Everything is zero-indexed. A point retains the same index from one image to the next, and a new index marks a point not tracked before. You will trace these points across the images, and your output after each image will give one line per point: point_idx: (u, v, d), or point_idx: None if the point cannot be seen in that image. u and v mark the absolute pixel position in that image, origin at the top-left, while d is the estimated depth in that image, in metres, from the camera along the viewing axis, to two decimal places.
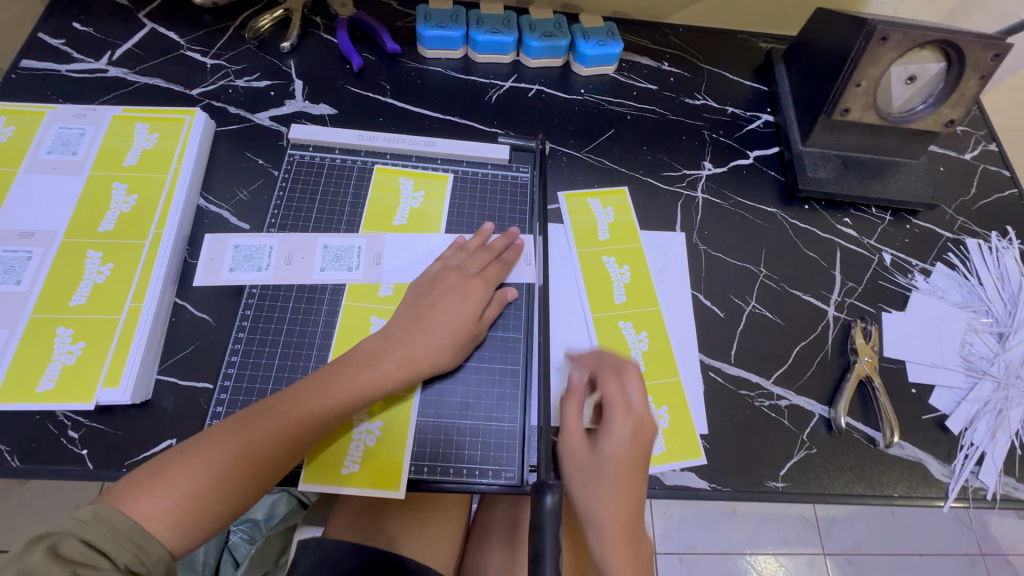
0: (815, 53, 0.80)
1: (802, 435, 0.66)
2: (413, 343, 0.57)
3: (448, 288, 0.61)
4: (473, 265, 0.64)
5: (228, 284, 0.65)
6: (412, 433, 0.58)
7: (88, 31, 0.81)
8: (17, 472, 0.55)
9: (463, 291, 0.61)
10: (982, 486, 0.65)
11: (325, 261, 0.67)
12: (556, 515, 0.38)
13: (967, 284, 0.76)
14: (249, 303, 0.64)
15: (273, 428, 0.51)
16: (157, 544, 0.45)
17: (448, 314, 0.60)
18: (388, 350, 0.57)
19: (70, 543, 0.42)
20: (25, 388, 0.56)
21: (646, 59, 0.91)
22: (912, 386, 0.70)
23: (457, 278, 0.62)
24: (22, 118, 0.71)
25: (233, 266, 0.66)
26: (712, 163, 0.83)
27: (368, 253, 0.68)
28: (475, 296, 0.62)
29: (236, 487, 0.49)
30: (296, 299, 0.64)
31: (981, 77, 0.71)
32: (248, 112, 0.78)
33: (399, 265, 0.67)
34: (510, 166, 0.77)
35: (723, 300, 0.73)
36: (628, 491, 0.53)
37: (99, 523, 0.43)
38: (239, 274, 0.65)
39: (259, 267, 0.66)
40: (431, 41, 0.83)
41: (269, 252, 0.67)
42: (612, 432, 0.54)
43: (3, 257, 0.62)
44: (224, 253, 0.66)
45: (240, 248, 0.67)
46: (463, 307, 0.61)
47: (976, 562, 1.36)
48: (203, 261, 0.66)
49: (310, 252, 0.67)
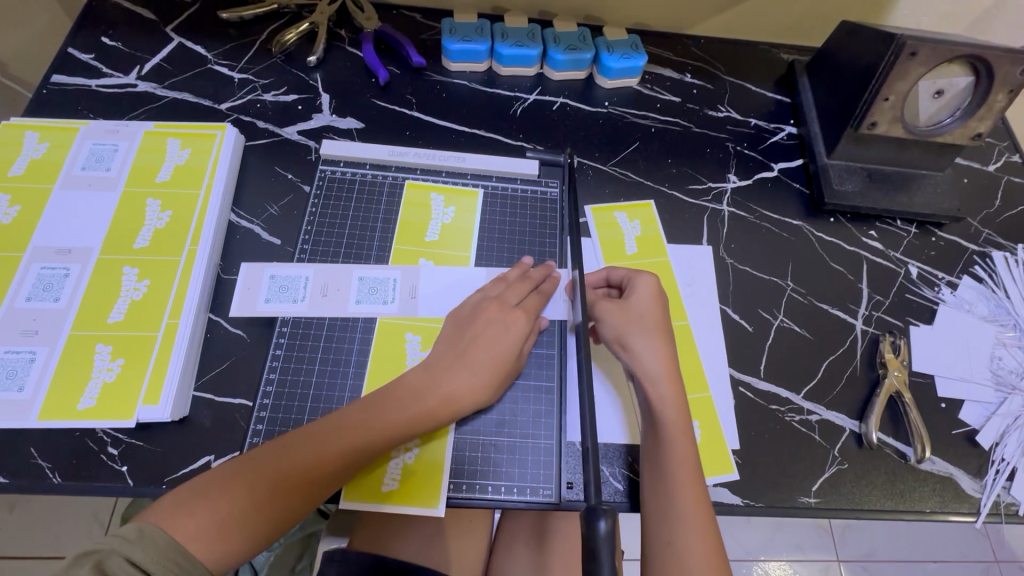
0: (840, 66, 0.81)
1: (834, 450, 0.66)
2: (456, 378, 0.58)
3: (489, 321, 0.61)
4: (513, 296, 0.64)
5: (263, 315, 0.65)
6: (450, 454, 0.59)
7: (116, 46, 0.82)
8: (58, 489, 0.56)
9: (505, 322, 0.61)
10: (1014, 501, 0.65)
11: (361, 294, 0.66)
12: (610, 541, 0.38)
13: (995, 298, 0.77)
14: (283, 330, 0.64)
15: (315, 452, 0.52)
16: (199, 565, 0.46)
17: (491, 349, 0.59)
18: (432, 381, 0.57)
19: (116, 561, 0.42)
20: (67, 406, 0.57)
21: (669, 70, 0.91)
22: (942, 401, 0.70)
23: (497, 309, 0.62)
24: (56, 134, 0.72)
25: (269, 297, 0.65)
26: (737, 175, 0.83)
27: (403, 287, 0.67)
28: (516, 328, 0.61)
29: (274, 509, 0.50)
30: (331, 331, 0.64)
31: (1009, 91, 0.72)
32: (277, 126, 0.78)
33: (435, 297, 0.67)
34: (539, 181, 0.77)
35: (751, 314, 0.73)
36: (661, 334, 0.63)
37: (144, 542, 0.44)
38: (275, 305, 0.65)
39: (294, 299, 0.65)
40: (456, 55, 0.84)
41: (305, 283, 0.66)
42: (638, 290, 0.65)
43: (41, 275, 0.62)
44: (260, 284, 0.66)
45: (275, 279, 0.66)
46: (506, 339, 0.60)
47: (991, 568, 1.36)
48: (239, 292, 0.66)
49: (346, 284, 0.67)
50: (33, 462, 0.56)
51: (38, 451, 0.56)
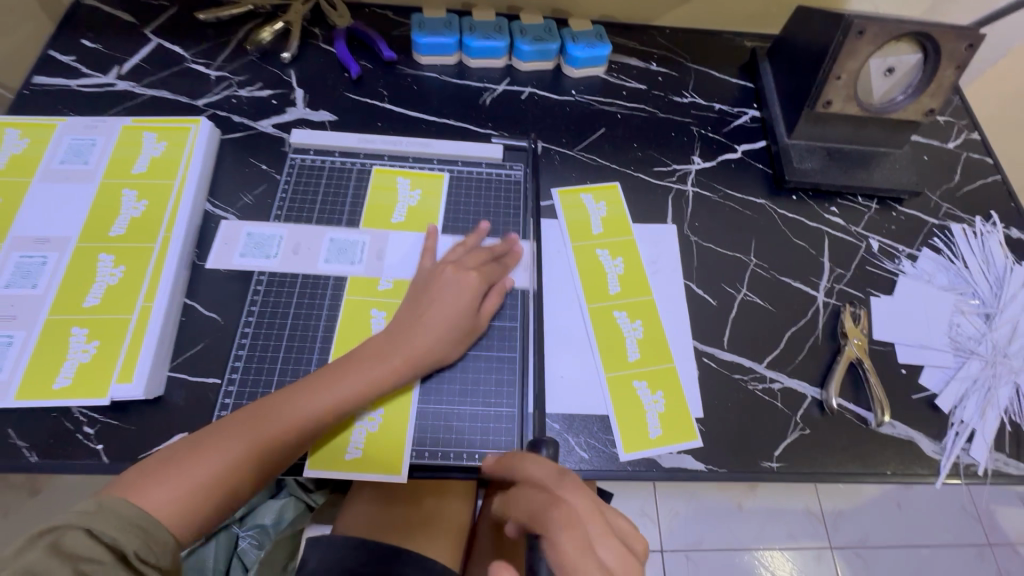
0: (797, 49, 0.83)
1: (795, 417, 0.67)
2: (414, 340, 0.61)
3: (442, 283, 0.65)
4: (470, 262, 0.67)
5: (239, 268, 0.68)
6: (413, 421, 0.61)
7: (96, 48, 0.85)
8: (36, 468, 0.57)
9: (458, 285, 0.64)
10: (974, 462, 0.67)
11: (330, 254, 0.70)
12: None
13: (954, 268, 0.79)
14: (261, 279, 0.68)
15: (290, 418, 0.54)
16: (163, 528, 0.46)
17: (445, 315, 0.63)
18: (398, 350, 0.60)
19: (72, 536, 0.42)
20: (44, 386, 0.59)
21: (634, 60, 0.94)
22: (902, 366, 0.72)
23: (453, 271, 0.65)
24: (36, 131, 0.74)
25: (244, 252, 0.69)
26: (701, 158, 0.85)
27: (371, 248, 0.71)
28: (469, 290, 0.64)
29: (243, 478, 0.51)
30: (300, 286, 0.68)
31: (957, 67, 0.74)
32: (252, 120, 0.81)
33: (400, 261, 0.70)
34: (504, 165, 0.80)
35: (715, 288, 0.75)
36: None
37: (104, 513, 0.44)
38: (249, 259, 0.69)
39: (267, 255, 0.69)
40: (425, 48, 0.86)
41: (278, 241, 0.70)
42: None
43: (20, 263, 0.65)
44: (237, 239, 0.70)
45: (252, 235, 0.70)
46: (458, 300, 0.64)
47: (984, 553, 1.36)
48: (217, 246, 0.69)
49: (318, 244, 0.70)
50: (11, 442, 0.57)
51: (17, 432, 0.58)
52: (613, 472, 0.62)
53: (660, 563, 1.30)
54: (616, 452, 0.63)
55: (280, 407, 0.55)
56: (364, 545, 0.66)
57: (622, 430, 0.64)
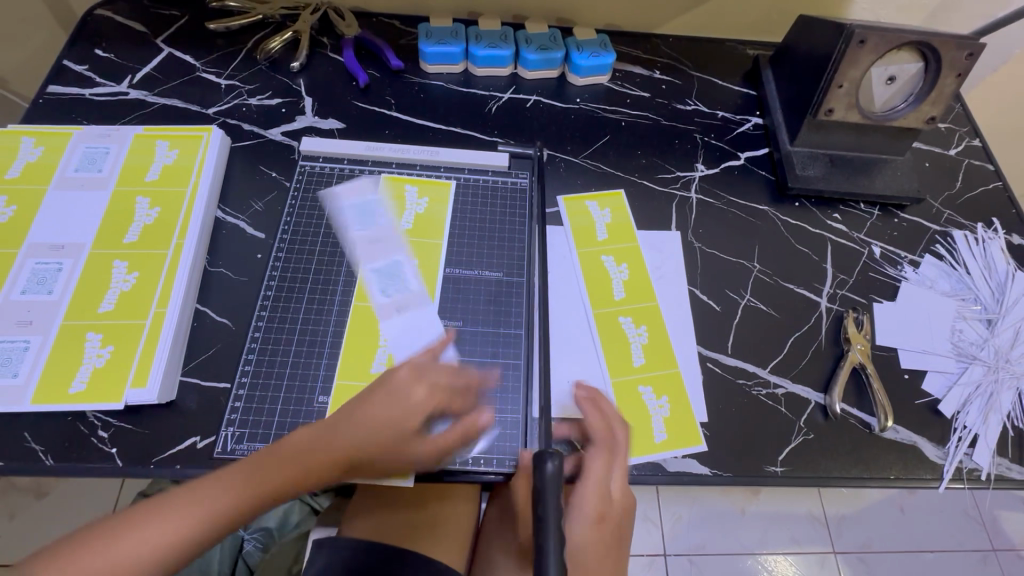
0: (800, 57, 0.84)
1: (799, 421, 0.68)
2: (341, 442, 0.55)
3: (395, 388, 0.58)
4: (434, 376, 0.60)
5: (331, 207, 0.75)
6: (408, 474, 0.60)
7: (109, 57, 0.86)
8: (51, 471, 0.58)
9: (405, 394, 0.57)
10: (977, 467, 0.67)
11: (383, 272, 0.71)
12: (556, 479, 0.47)
13: (956, 274, 0.79)
14: (270, 284, 0.69)
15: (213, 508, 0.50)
16: None
17: (391, 430, 0.56)
18: (337, 455, 0.54)
19: None
20: (60, 390, 0.60)
21: (638, 68, 0.95)
22: (905, 372, 0.72)
23: (406, 380, 0.58)
24: (51, 139, 0.75)
25: (354, 206, 0.75)
26: (704, 165, 0.86)
27: (399, 300, 0.69)
28: (416, 403, 0.57)
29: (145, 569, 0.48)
30: (309, 292, 0.69)
31: (957, 75, 0.75)
32: (262, 128, 0.82)
33: (394, 332, 0.67)
34: (510, 172, 0.81)
35: (719, 294, 0.76)
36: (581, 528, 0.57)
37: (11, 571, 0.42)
38: (351, 218, 0.75)
39: (362, 228, 0.74)
40: (433, 57, 0.88)
41: (382, 228, 0.74)
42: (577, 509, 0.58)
43: (36, 269, 0.66)
44: (360, 195, 0.76)
45: (371, 205, 0.76)
46: (403, 413, 0.57)
47: (989, 558, 1.36)
48: (347, 185, 0.77)
49: (381, 256, 0.72)
50: (27, 446, 0.58)
51: (32, 435, 0.59)
52: None
53: (663, 568, 1.30)
54: None
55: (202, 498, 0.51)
56: (373, 548, 0.67)
57: (627, 434, 0.65)
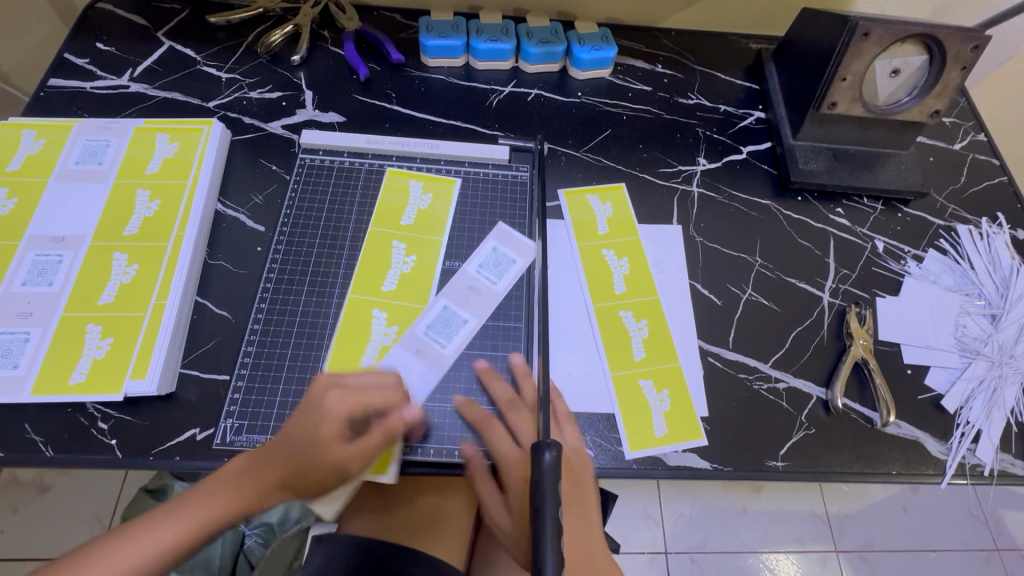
0: (803, 51, 0.83)
1: (800, 416, 0.68)
2: (269, 463, 0.55)
3: (311, 397, 0.57)
4: (351, 377, 0.59)
5: (480, 247, 0.73)
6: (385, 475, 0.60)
7: (110, 50, 0.86)
8: (50, 462, 0.58)
9: (320, 409, 0.56)
10: (980, 463, 0.67)
11: (441, 323, 0.67)
12: (554, 469, 0.47)
13: (960, 269, 0.79)
14: (270, 277, 0.69)
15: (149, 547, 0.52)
16: None
17: (306, 443, 0.55)
18: (259, 474, 0.55)
19: None
20: (60, 382, 0.60)
21: (640, 61, 0.94)
22: (908, 367, 0.72)
23: (320, 391, 0.57)
24: (52, 132, 0.75)
25: (491, 253, 0.73)
26: (706, 159, 0.86)
27: (420, 348, 0.66)
28: (332, 413, 0.56)
29: None
30: (309, 285, 0.69)
31: (962, 68, 0.74)
32: (263, 122, 0.82)
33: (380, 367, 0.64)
34: (510, 166, 0.81)
35: (720, 289, 0.75)
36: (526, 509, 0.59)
37: None
38: (478, 261, 0.72)
39: (487, 279, 0.71)
40: (434, 50, 0.87)
41: (487, 281, 0.71)
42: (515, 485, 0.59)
43: (36, 261, 0.66)
44: (500, 243, 0.74)
45: (503, 260, 0.73)
46: (322, 426, 0.55)
47: (992, 557, 1.36)
48: (515, 240, 0.74)
49: (462, 311, 0.69)
50: (27, 437, 0.58)
51: (32, 426, 0.59)
52: (619, 470, 0.63)
53: (664, 565, 1.30)
54: (622, 450, 0.64)
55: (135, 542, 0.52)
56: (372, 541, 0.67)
57: (627, 428, 0.65)
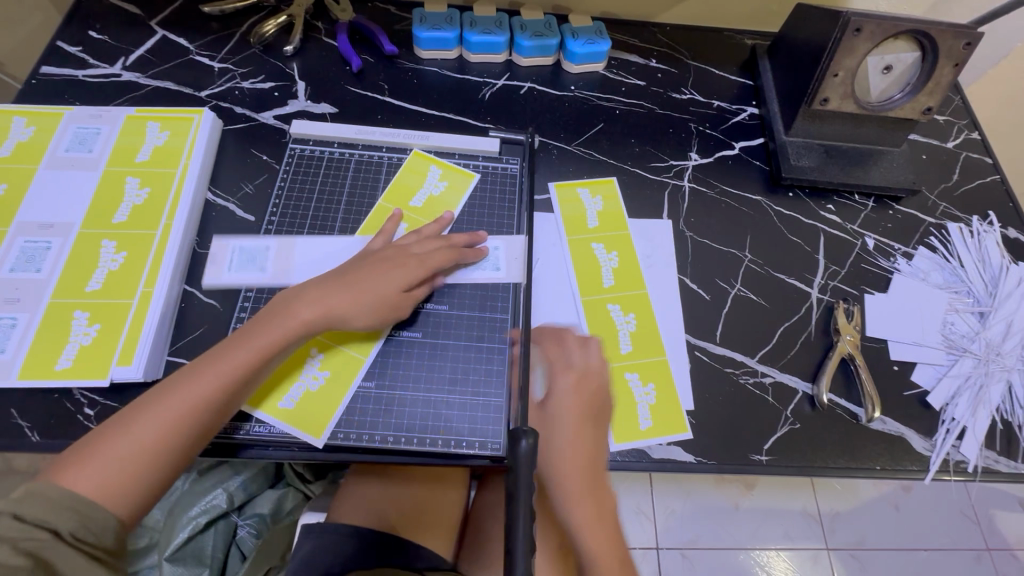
0: (796, 46, 0.83)
1: (786, 411, 0.68)
2: (338, 302, 0.61)
3: (381, 255, 0.66)
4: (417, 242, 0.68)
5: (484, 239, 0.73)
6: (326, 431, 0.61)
7: (103, 38, 0.86)
8: (36, 447, 0.59)
9: (389, 264, 0.65)
10: (964, 459, 0.67)
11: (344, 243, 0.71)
12: (530, 456, 0.47)
13: (949, 266, 0.79)
14: None
15: (214, 380, 0.55)
16: (98, 509, 0.47)
17: (377, 277, 0.63)
18: (350, 290, 0.62)
19: (1, 522, 0.43)
20: (45, 367, 0.60)
21: (634, 56, 0.94)
22: (894, 363, 0.72)
23: (392, 252, 0.66)
24: (43, 119, 0.75)
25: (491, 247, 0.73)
26: (698, 154, 0.86)
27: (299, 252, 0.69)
28: (399, 266, 0.65)
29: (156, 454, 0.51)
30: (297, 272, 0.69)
31: (955, 65, 0.74)
32: (254, 112, 0.82)
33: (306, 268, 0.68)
34: (501, 158, 0.81)
35: (708, 283, 0.75)
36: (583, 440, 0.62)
37: (34, 497, 0.45)
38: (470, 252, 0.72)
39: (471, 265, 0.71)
40: (427, 42, 0.87)
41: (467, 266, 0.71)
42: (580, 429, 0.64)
43: (25, 247, 0.66)
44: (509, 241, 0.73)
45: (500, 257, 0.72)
46: (390, 274, 0.64)
47: (983, 557, 1.36)
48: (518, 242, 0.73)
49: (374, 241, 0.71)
50: (14, 422, 0.59)
51: (19, 411, 0.59)
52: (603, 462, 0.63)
53: (656, 561, 1.31)
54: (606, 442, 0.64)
55: (197, 379, 0.54)
56: (357, 531, 0.67)
57: (612, 421, 0.65)
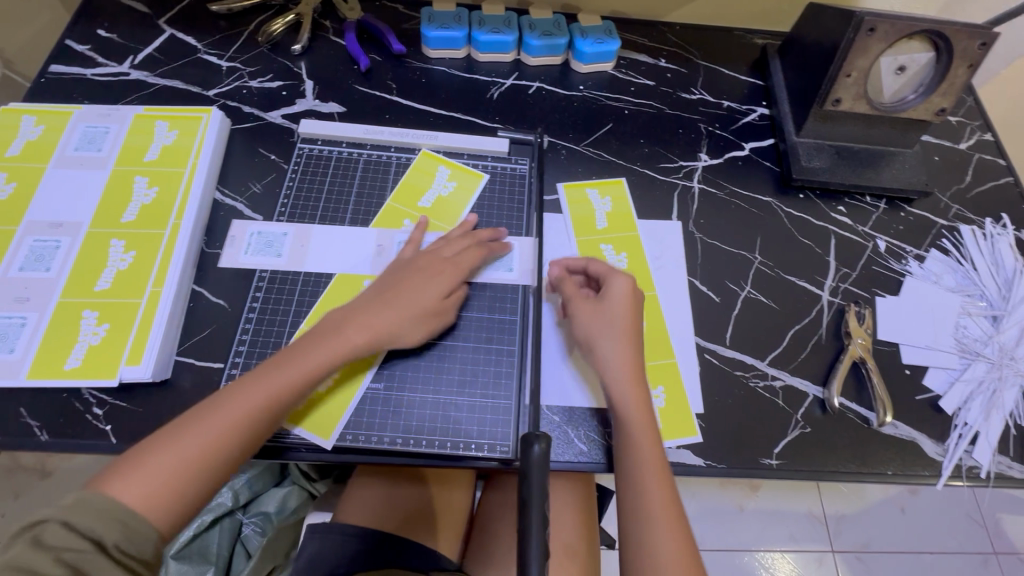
0: (808, 46, 0.82)
1: (797, 415, 0.67)
2: (381, 316, 0.61)
3: (420, 266, 0.66)
4: (451, 248, 0.68)
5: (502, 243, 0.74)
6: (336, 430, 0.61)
7: (111, 37, 0.86)
8: (45, 446, 0.59)
9: (427, 274, 0.65)
10: (977, 465, 0.67)
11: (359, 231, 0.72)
12: (542, 462, 0.47)
13: (962, 270, 0.78)
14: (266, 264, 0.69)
15: (266, 393, 0.55)
16: (146, 522, 0.47)
17: (420, 289, 0.64)
18: (393, 303, 0.62)
19: (52, 529, 0.44)
20: (54, 367, 0.60)
21: (643, 56, 0.93)
22: (906, 367, 0.71)
23: (430, 261, 0.66)
24: (51, 118, 0.75)
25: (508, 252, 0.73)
26: (708, 155, 0.85)
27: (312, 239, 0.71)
28: (438, 277, 0.65)
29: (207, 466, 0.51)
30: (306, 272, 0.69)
31: (969, 66, 0.73)
32: (262, 111, 0.82)
33: (318, 254, 0.70)
34: (509, 158, 0.80)
35: (718, 286, 0.75)
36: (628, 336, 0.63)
37: (83, 506, 0.45)
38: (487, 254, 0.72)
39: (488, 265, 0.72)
40: (435, 41, 0.87)
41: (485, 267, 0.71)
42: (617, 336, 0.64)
43: (34, 247, 0.66)
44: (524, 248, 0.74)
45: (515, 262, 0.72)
46: (429, 284, 0.64)
47: (989, 561, 1.35)
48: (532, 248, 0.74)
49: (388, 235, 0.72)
50: (23, 421, 0.59)
51: (28, 410, 0.59)
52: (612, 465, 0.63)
53: None
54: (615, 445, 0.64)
55: (249, 392, 0.54)
56: (365, 532, 0.67)
57: None
